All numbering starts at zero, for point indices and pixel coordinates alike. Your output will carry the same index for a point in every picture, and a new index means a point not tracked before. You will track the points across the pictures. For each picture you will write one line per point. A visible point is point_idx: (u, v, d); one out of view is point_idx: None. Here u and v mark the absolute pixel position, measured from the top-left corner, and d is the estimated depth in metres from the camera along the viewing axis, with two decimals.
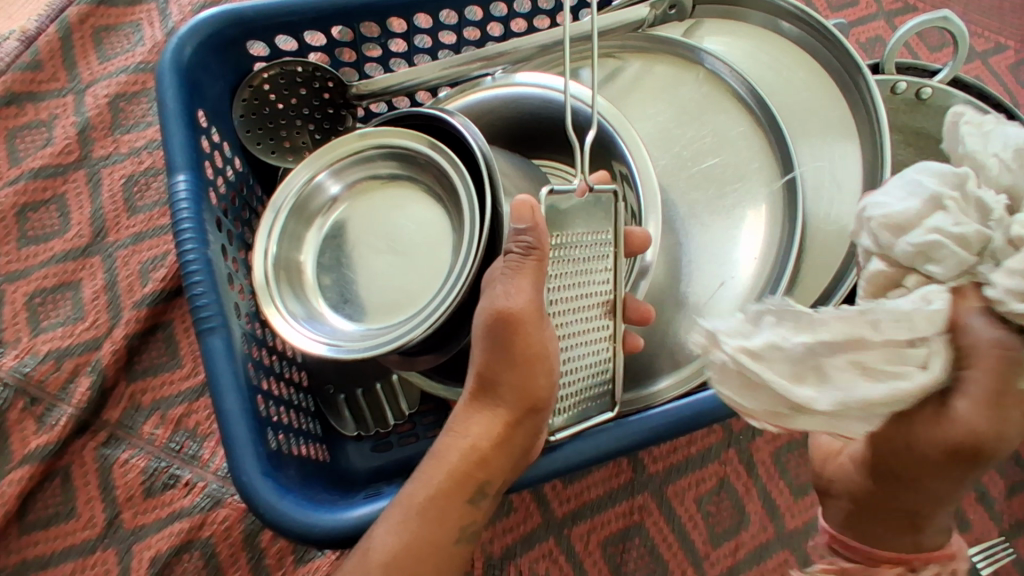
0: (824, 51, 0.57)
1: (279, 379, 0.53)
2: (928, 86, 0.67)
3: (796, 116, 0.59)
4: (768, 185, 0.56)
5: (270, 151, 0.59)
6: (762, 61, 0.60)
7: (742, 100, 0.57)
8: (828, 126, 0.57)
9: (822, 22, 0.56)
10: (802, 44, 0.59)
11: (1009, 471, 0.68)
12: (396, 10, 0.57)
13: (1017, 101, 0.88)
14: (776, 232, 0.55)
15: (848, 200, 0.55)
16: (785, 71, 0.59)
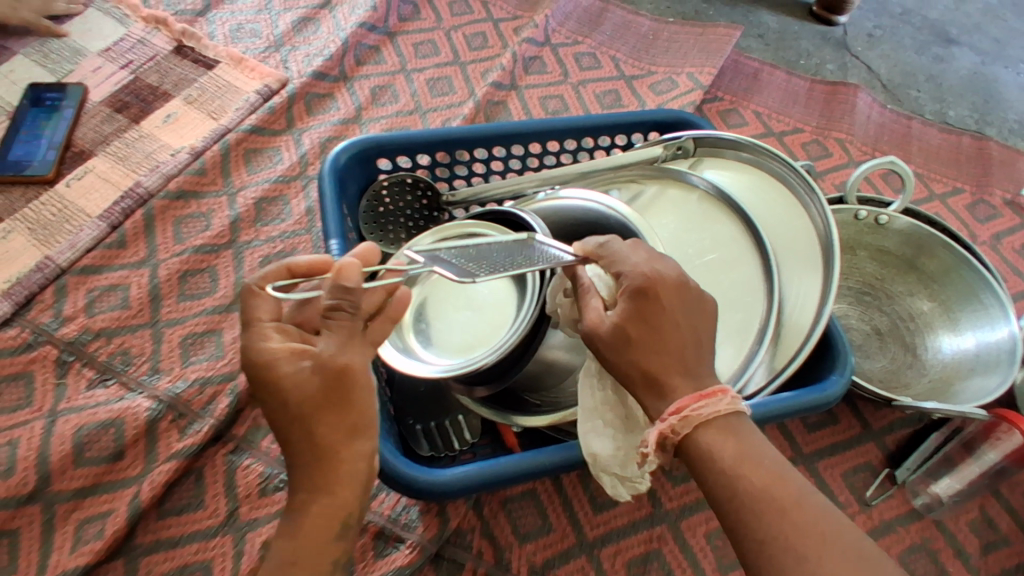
0: (794, 181, 0.76)
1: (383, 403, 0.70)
2: (883, 214, 0.84)
3: (779, 229, 0.77)
4: (752, 272, 0.73)
5: (378, 239, 0.80)
6: (747, 186, 0.81)
7: (732, 211, 0.77)
8: (795, 231, 0.76)
9: (787, 160, 0.77)
10: (774, 173, 0.79)
11: (981, 532, 0.79)
12: (481, 143, 0.81)
13: (975, 233, 1.02)
14: (756, 309, 0.72)
15: (811, 283, 0.72)
16: (763, 194, 0.79)
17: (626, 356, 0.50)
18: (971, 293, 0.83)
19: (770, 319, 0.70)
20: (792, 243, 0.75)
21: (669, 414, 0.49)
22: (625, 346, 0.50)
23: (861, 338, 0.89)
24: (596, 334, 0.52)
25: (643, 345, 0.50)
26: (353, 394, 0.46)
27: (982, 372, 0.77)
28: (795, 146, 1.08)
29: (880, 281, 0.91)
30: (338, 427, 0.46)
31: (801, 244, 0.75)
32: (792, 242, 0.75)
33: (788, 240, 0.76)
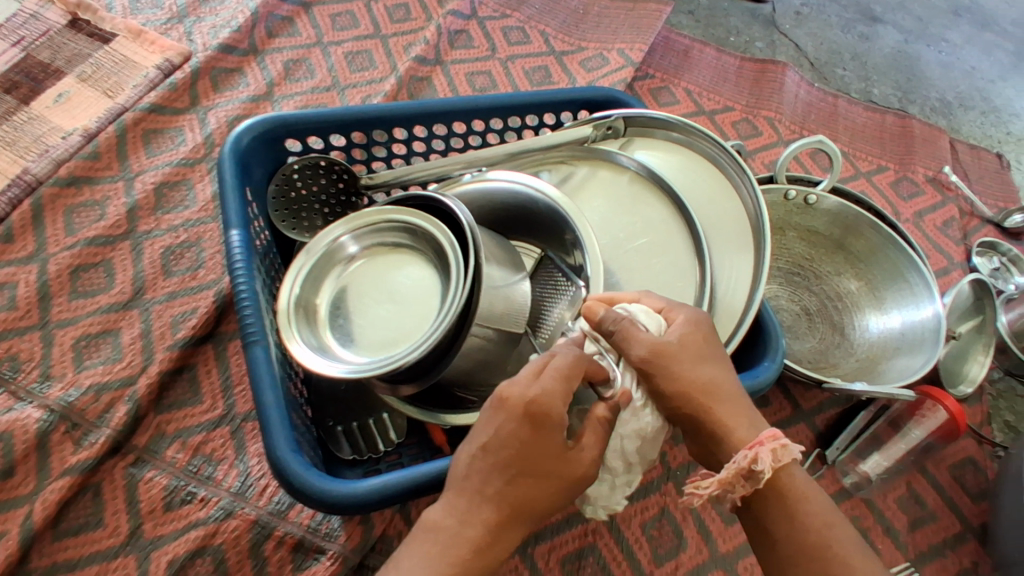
0: (726, 162, 0.74)
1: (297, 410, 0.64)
2: (812, 193, 0.84)
3: (711, 211, 0.74)
4: (684, 258, 0.71)
5: (291, 228, 0.74)
6: (678, 167, 0.78)
7: (664, 195, 0.74)
8: (726, 213, 0.74)
9: (717, 141, 0.75)
10: (705, 153, 0.77)
11: (910, 508, 0.78)
12: (399, 121, 0.75)
13: (898, 210, 1.03)
14: (688, 294, 0.69)
15: (743, 266, 0.70)
16: (693, 174, 0.77)
17: (695, 370, 0.49)
18: (897, 272, 0.83)
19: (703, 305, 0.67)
20: (724, 226, 0.73)
21: (764, 440, 0.48)
22: (697, 359, 0.50)
23: (791, 319, 0.88)
24: (660, 358, 0.49)
25: (711, 363, 0.51)
26: (541, 432, 0.45)
27: (908, 352, 0.78)
28: (725, 125, 1.07)
29: (809, 262, 0.90)
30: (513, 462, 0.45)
31: (733, 227, 0.73)
32: (724, 225, 0.73)
33: (720, 223, 0.74)
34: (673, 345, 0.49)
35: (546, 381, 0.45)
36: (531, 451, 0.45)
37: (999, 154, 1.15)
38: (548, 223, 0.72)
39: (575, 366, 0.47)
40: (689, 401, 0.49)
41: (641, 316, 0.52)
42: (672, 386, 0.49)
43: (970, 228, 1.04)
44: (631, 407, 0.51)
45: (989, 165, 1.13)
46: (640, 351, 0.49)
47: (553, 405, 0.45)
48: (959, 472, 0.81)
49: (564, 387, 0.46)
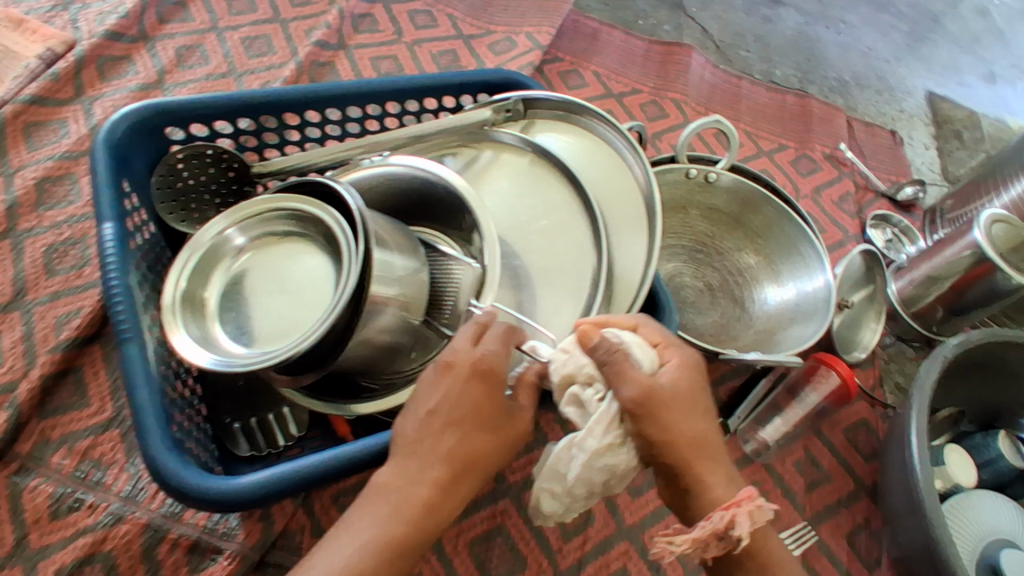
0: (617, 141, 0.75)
1: (181, 413, 0.63)
2: (713, 172, 0.86)
3: (607, 191, 0.75)
4: (583, 238, 0.71)
5: (180, 220, 0.72)
6: (578, 148, 0.78)
7: (564, 176, 0.74)
8: (623, 194, 0.74)
9: (614, 123, 0.76)
10: (603, 135, 0.77)
11: (806, 471, 0.82)
12: (290, 107, 0.73)
13: (798, 187, 1.07)
14: (584, 274, 0.70)
15: (638, 245, 0.71)
16: (592, 156, 0.77)
17: (680, 422, 0.50)
18: (791, 246, 0.87)
19: (599, 283, 0.68)
20: (622, 206, 0.74)
21: (742, 500, 0.49)
22: (680, 410, 0.51)
23: (694, 294, 0.90)
24: (648, 400, 0.49)
25: (693, 411, 0.51)
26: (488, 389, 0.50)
27: (801, 321, 0.82)
28: (633, 107, 1.09)
29: (711, 239, 0.93)
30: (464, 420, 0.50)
31: (630, 207, 0.74)
32: (621, 204, 0.74)
33: (618, 203, 0.74)
34: (665, 390, 0.50)
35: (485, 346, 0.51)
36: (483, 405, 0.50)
37: (892, 131, 1.21)
38: (448, 206, 0.71)
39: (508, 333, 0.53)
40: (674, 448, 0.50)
41: (634, 349, 0.51)
42: (659, 433, 0.50)
43: (864, 201, 1.10)
44: (603, 444, 0.51)
45: (882, 141, 1.19)
46: (631, 391, 0.49)
47: (498, 363, 0.51)
48: (853, 435, 0.86)
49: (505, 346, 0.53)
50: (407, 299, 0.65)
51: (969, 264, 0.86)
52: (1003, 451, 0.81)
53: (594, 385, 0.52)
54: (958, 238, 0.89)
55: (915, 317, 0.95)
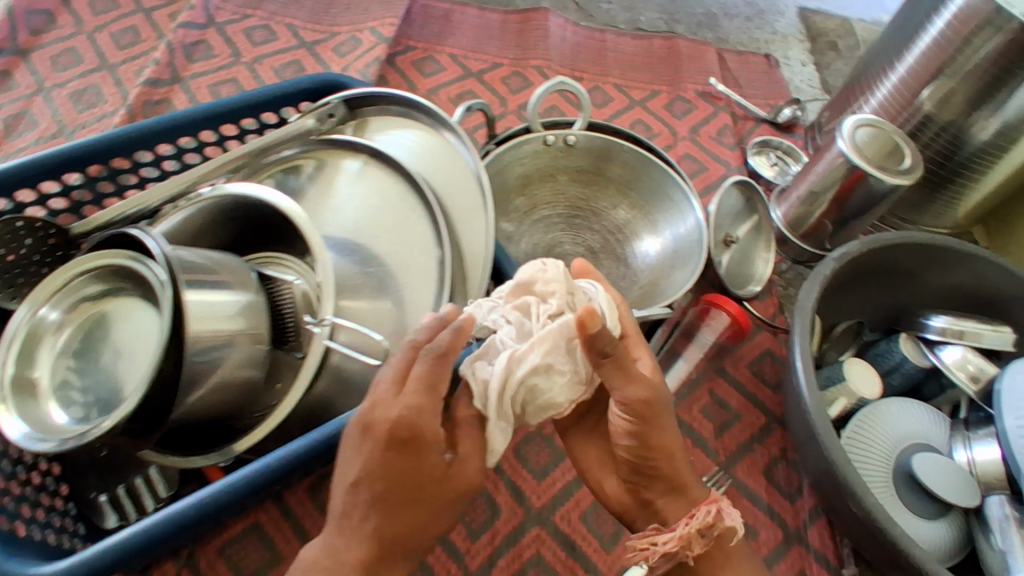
0: (444, 125, 0.72)
1: (36, 502, 0.61)
2: (571, 134, 0.84)
3: (444, 175, 0.71)
4: (421, 231, 0.68)
5: (11, 298, 0.67)
6: (407, 139, 0.75)
7: (394, 170, 0.70)
8: (454, 176, 0.70)
9: (432, 108, 0.72)
10: (429, 121, 0.74)
11: (714, 415, 0.81)
12: (96, 157, 0.69)
13: (675, 130, 1.06)
14: (427, 269, 0.67)
15: (476, 228, 0.67)
16: (420, 144, 0.74)
17: (664, 427, 0.52)
18: (661, 192, 0.85)
19: (444, 273, 0.65)
20: (454, 189, 0.70)
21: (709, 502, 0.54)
22: (659, 421, 0.52)
23: (577, 261, 0.87)
24: (651, 399, 0.52)
25: (668, 425, 0.53)
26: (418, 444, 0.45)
27: (681, 266, 0.80)
28: (495, 83, 1.06)
29: (585, 201, 0.89)
30: (398, 483, 0.45)
31: (461, 187, 0.69)
32: (455, 188, 0.70)
33: (452, 188, 0.70)
34: (659, 394, 0.52)
35: (402, 401, 0.45)
36: (412, 470, 0.45)
37: (767, 54, 1.20)
38: (282, 229, 0.68)
39: (440, 372, 0.47)
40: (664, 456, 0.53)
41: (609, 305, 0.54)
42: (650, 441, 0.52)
43: (745, 131, 1.08)
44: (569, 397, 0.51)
45: (757, 67, 1.17)
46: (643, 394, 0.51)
47: (422, 423, 0.45)
48: (757, 368, 0.85)
49: (430, 396, 0.46)
50: (253, 330, 0.62)
51: (840, 177, 0.85)
52: (906, 353, 0.80)
53: (551, 303, 0.52)
54: (824, 154, 0.87)
55: (806, 238, 0.94)
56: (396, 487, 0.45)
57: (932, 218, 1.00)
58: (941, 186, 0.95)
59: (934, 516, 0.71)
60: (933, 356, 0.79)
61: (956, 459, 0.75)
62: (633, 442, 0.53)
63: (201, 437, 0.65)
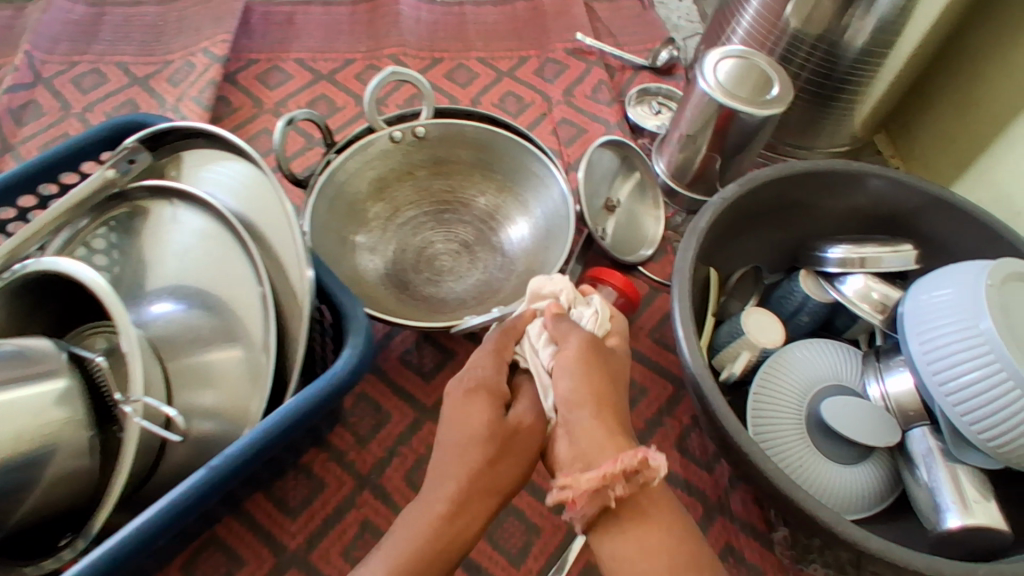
0: (245, 151, 0.64)
1: None
2: (419, 125, 0.78)
3: (258, 205, 0.64)
4: (244, 269, 0.62)
5: None
6: (218, 172, 0.68)
7: (207, 208, 0.65)
8: (266, 202, 0.63)
9: (226, 135, 0.65)
10: (231, 147, 0.66)
11: None
12: None
13: (548, 95, 0.98)
14: (255, 309, 0.61)
15: (291, 256, 0.60)
16: (231, 173, 0.67)
17: (597, 374, 0.51)
18: (525, 169, 0.79)
19: (268, 311, 0.59)
20: (268, 216, 0.63)
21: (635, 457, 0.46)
22: (595, 372, 0.51)
23: (451, 259, 0.80)
24: (590, 349, 0.53)
25: (603, 376, 0.52)
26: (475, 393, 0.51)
27: (553, 244, 0.75)
28: (349, 82, 0.99)
29: (452, 193, 0.83)
30: (462, 447, 0.48)
31: (274, 214, 0.62)
32: (268, 215, 0.63)
33: (266, 215, 0.63)
34: (602, 354, 0.53)
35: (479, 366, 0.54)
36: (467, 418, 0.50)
37: None
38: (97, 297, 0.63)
39: (503, 342, 0.56)
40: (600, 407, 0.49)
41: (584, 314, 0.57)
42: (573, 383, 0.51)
43: (624, 82, 1.02)
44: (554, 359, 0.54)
45: (629, 11, 1.10)
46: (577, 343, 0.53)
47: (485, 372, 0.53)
48: (660, 334, 0.80)
49: (496, 362, 0.55)
50: (79, 416, 0.57)
51: (710, 119, 0.79)
52: (807, 291, 0.74)
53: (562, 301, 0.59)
54: (691, 95, 0.81)
55: (695, 187, 0.88)
56: (468, 438, 0.48)
57: (829, 139, 0.94)
58: (827, 102, 0.88)
59: (855, 460, 0.66)
60: (834, 291, 0.73)
61: (870, 394, 0.69)
62: (569, 391, 0.50)
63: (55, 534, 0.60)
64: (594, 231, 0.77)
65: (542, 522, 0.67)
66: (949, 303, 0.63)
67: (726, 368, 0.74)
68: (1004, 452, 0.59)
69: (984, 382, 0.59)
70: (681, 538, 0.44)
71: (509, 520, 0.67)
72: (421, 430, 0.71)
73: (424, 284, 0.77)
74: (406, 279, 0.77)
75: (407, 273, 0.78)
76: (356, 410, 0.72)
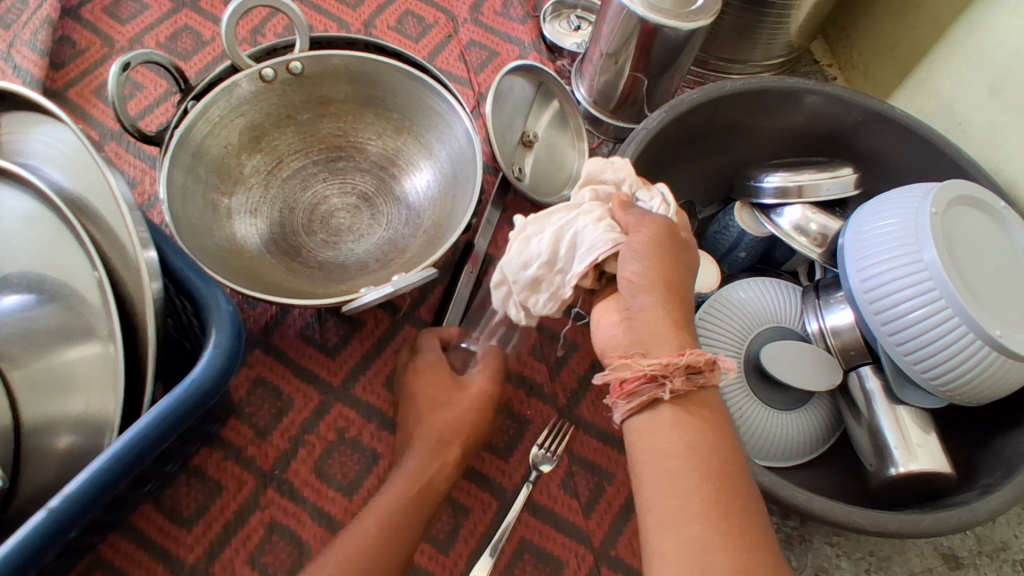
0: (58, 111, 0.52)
1: None
2: (291, 60, 0.65)
3: (86, 178, 0.52)
4: (80, 258, 0.52)
5: None
6: (39, 138, 0.56)
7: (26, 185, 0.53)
8: (94, 174, 0.52)
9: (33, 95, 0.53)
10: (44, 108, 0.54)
11: (547, 353, 0.69)
12: None
13: (452, 14, 0.86)
14: (99, 304, 0.51)
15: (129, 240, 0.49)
16: (52, 139, 0.55)
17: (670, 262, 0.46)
18: (423, 104, 0.69)
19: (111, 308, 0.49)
20: (100, 191, 0.52)
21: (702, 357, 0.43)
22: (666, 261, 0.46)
23: (350, 214, 0.70)
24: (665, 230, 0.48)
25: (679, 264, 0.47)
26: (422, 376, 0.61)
27: (461, 192, 0.66)
28: (217, 9, 0.84)
29: (345, 136, 0.72)
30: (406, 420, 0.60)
31: (105, 189, 0.51)
32: (100, 189, 0.52)
33: (97, 190, 0.52)
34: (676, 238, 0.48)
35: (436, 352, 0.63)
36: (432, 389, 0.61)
37: None
38: None
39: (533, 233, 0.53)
40: (670, 295, 0.45)
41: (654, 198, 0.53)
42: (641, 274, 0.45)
43: None
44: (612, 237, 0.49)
45: None
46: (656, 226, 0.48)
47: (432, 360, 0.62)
48: None
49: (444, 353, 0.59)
50: None
51: (631, 36, 0.69)
52: (743, 226, 0.68)
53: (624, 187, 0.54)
54: (608, 8, 0.70)
55: (620, 113, 0.79)
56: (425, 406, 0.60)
57: (764, 51, 0.85)
58: (760, 9, 0.79)
59: (797, 405, 0.63)
60: (771, 224, 0.67)
61: (810, 333, 0.65)
62: (637, 274, 0.46)
63: None
64: (509, 172, 0.68)
65: (470, 501, 0.62)
66: (894, 234, 0.57)
67: None
68: (948, 390, 0.55)
69: (930, 319, 0.54)
70: (729, 444, 0.41)
71: None
72: (329, 414, 0.64)
73: (319, 247, 0.68)
74: (297, 243, 0.67)
75: (298, 236, 0.68)
76: (252, 398, 0.64)
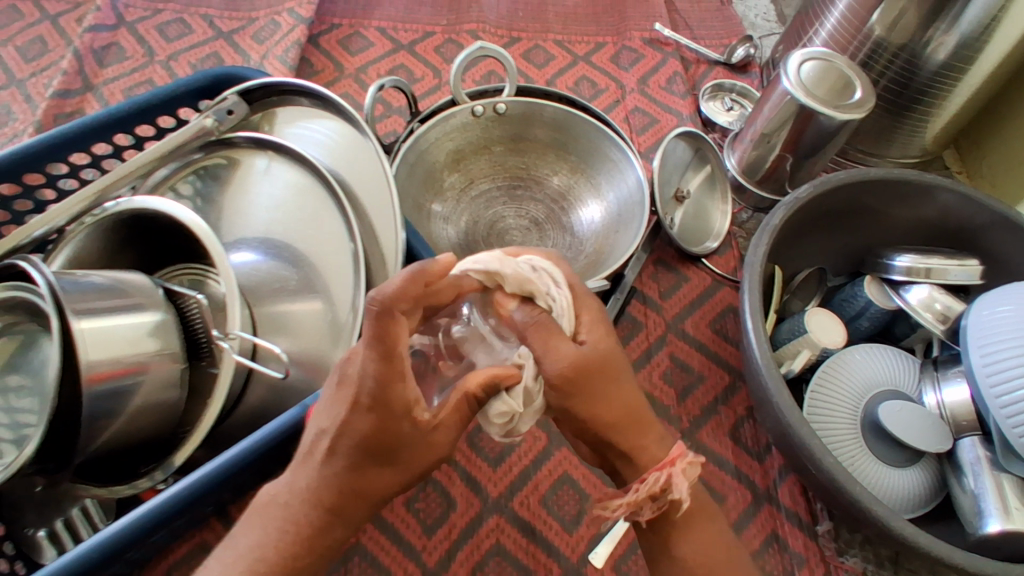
0: (346, 111, 0.68)
1: None
2: (500, 101, 0.79)
3: (354, 164, 0.68)
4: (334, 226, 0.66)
5: None
6: (313, 130, 0.71)
7: (301, 165, 0.68)
8: (362, 162, 0.67)
9: (328, 95, 0.69)
10: (329, 107, 0.70)
11: (675, 380, 0.78)
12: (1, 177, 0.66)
13: (621, 83, 1.00)
14: (343, 261, 0.64)
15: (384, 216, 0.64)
16: (328, 132, 0.71)
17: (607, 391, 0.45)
18: (600, 151, 0.81)
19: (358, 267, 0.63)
20: (363, 176, 0.67)
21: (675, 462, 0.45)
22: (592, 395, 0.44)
23: (521, 234, 0.82)
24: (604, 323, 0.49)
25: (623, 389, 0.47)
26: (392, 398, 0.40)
27: (625, 227, 0.77)
28: (428, 54, 1.01)
29: (526, 169, 0.85)
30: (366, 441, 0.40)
31: (370, 174, 0.66)
32: (364, 174, 0.67)
33: (361, 175, 0.67)
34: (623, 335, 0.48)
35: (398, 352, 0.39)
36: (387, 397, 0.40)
37: None
38: (183, 237, 0.66)
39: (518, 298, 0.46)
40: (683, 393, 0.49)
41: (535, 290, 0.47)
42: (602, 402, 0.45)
43: (698, 76, 1.03)
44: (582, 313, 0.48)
45: (709, 6, 1.11)
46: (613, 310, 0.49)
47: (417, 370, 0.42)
48: (720, 325, 0.82)
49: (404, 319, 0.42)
50: (171, 350, 0.61)
51: (788, 120, 0.80)
52: (870, 296, 0.76)
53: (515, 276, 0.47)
54: (771, 96, 0.82)
55: (764, 184, 0.89)
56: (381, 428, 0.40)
57: (901, 149, 0.94)
58: (903, 113, 0.89)
59: (905, 463, 0.68)
60: (898, 298, 0.75)
61: (926, 403, 0.71)
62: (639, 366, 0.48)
63: (127, 467, 0.63)
64: (663, 219, 0.80)
65: (594, 493, 0.71)
66: (1013, 319, 0.64)
67: (786, 364, 0.75)
68: None
69: None
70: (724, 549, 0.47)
71: (564, 488, 0.71)
72: None
73: None
74: (477, 250, 0.80)
75: (478, 245, 0.80)
76: None
